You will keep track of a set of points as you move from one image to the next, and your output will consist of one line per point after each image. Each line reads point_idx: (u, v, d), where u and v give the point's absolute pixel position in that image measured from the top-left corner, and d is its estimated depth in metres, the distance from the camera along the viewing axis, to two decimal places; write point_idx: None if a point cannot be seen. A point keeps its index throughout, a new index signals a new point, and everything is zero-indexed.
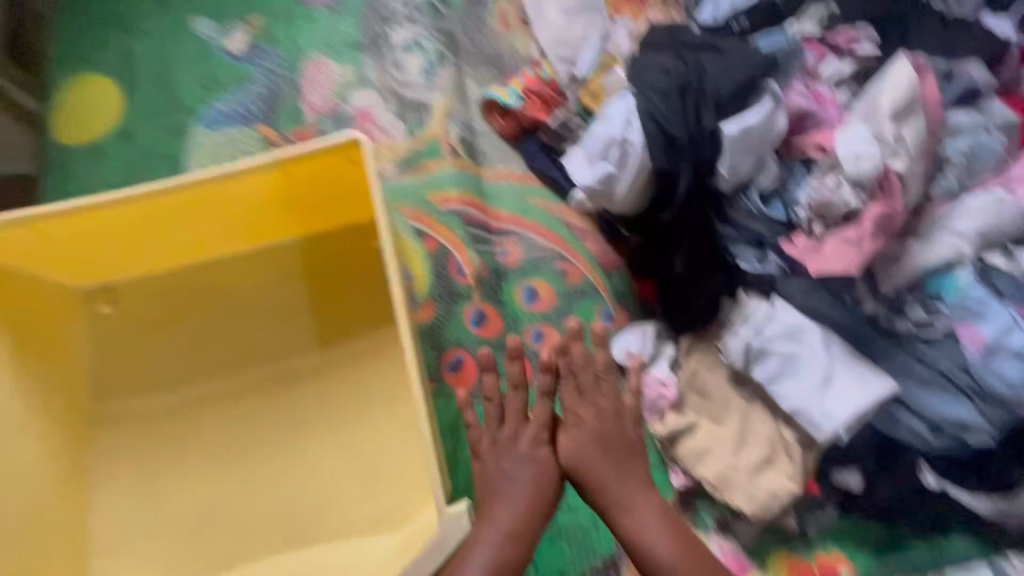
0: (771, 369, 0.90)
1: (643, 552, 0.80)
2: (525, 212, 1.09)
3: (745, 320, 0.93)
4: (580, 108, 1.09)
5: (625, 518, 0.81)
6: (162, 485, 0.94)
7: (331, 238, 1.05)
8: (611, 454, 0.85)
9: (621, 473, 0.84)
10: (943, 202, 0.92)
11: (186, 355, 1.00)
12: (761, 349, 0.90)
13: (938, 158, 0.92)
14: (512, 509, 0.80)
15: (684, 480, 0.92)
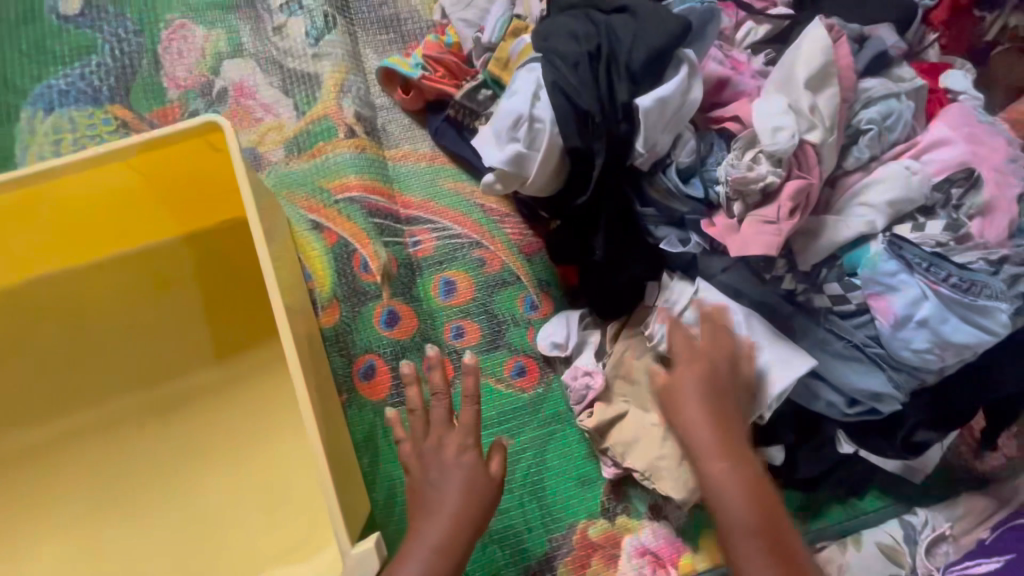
0: None
1: (717, 504, 0.61)
2: (438, 195, 0.91)
3: (667, 304, 0.76)
4: (486, 77, 0.86)
5: (710, 461, 0.62)
6: (26, 545, 0.73)
7: (215, 237, 0.82)
8: (721, 402, 0.66)
9: (726, 418, 0.65)
10: (902, 154, 0.73)
11: (28, 387, 0.78)
12: (683, 331, 0.74)
13: (899, 118, 0.72)
14: (444, 522, 0.62)
15: (614, 469, 0.81)
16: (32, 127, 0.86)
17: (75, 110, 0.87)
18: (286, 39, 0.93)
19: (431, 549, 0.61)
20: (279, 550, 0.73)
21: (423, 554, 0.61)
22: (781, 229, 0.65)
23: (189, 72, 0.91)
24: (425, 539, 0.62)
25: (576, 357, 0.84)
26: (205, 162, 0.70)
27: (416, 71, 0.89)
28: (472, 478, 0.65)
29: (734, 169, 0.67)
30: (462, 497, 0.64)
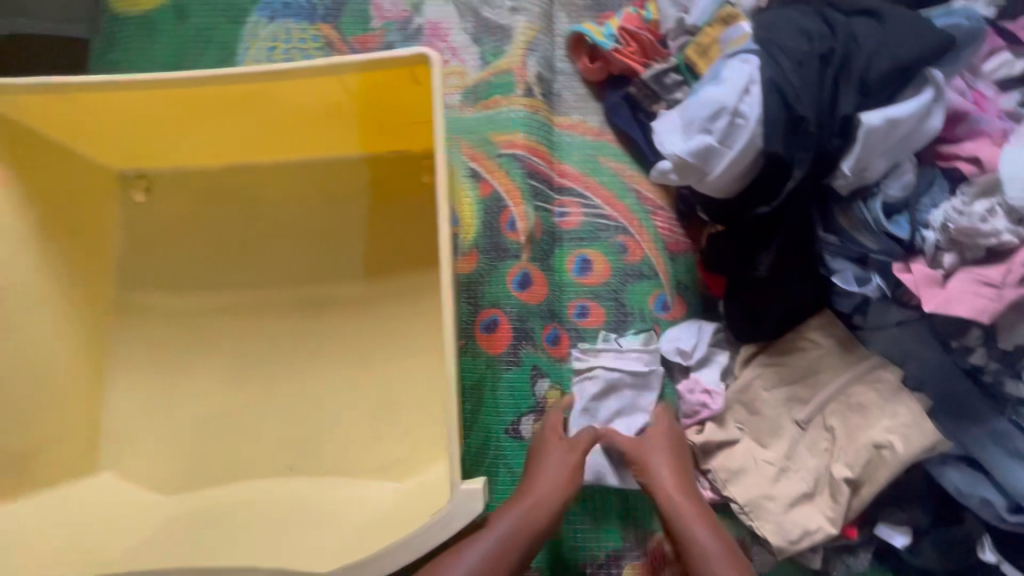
0: (602, 397, 0.80)
1: (687, 541, 0.66)
2: (594, 171, 0.89)
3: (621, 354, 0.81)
4: (681, 62, 0.84)
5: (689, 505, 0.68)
6: (178, 386, 0.85)
7: (385, 164, 0.90)
8: (685, 457, 0.74)
9: (680, 463, 0.73)
10: None
11: (203, 255, 0.89)
12: (618, 380, 0.80)
13: None
14: (549, 485, 0.68)
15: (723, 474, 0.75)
16: (255, 31, 0.95)
17: (293, 24, 0.95)
18: None
19: (533, 504, 0.66)
20: (385, 460, 0.81)
21: (518, 513, 0.65)
22: (1003, 295, 0.59)
23: (395, 5, 0.95)
24: (532, 498, 0.66)
25: (696, 370, 0.80)
26: (403, 91, 0.73)
27: (609, 42, 0.87)
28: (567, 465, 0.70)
29: (961, 217, 0.61)
30: (561, 469, 0.70)
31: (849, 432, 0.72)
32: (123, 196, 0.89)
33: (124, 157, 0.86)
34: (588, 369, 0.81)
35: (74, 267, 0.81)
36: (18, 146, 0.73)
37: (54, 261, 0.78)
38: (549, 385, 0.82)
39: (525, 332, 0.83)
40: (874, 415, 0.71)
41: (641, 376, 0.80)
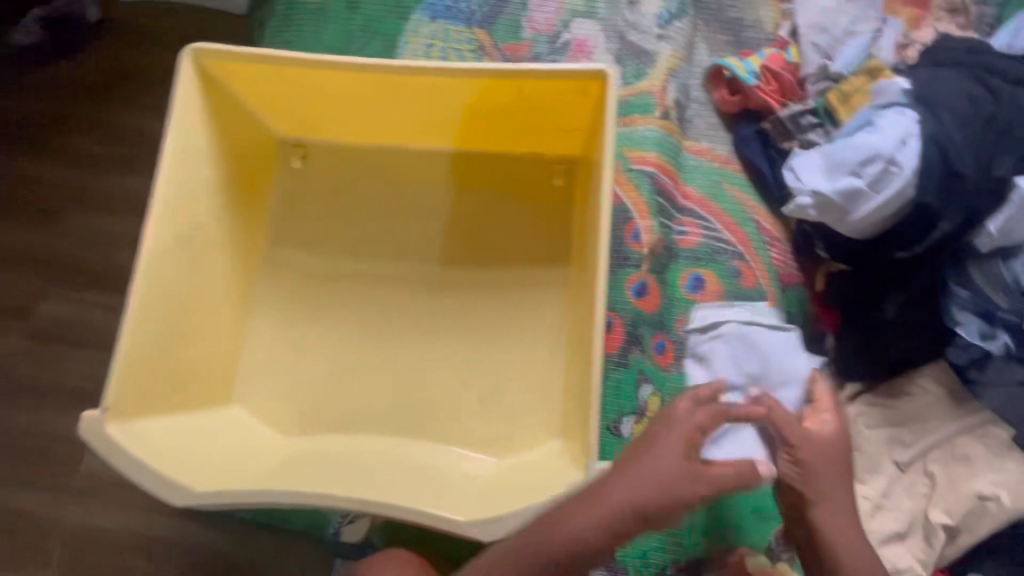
0: (726, 350, 0.87)
1: (842, 545, 0.70)
2: (716, 195, 0.94)
3: (754, 313, 0.87)
4: (820, 105, 0.88)
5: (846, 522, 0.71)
6: (309, 340, 0.93)
7: (521, 163, 0.96)
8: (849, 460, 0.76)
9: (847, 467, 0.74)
10: None
11: (345, 224, 0.97)
12: (746, 333, 0.86)
13: None
14: (625, 492, 0.63)
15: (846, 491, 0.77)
16: (416, 28, 1.03)
17: (451, 26, 1.03)
18: (637, 13, 1.00)
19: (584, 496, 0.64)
20: (491, 437, 0.87)
21: (565, 501, 0.64)
22: None
23: (546, 19, 1.03)
24: (589, 496, 0.64)
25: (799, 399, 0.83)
26: (569, 99, 0.80)
27: (751, 78, 0.92)
28: (667, 474, 0.64)
29: None
30: (648, 478, 0.64)
31: (949, 480, 0.75)
32: (282, 161, 0.98)
33: (292, 126, 0.95)
34: (717, 328, 0.87)
35: (240, 219, 0.90)
36: (221, 103, 0.83)
37: (227, 210, 0.87)
38: (651, 391, 0.86)
39: (636, 338, 0.88)
40: (976, 466, 0.74)
41: (781, 333, 0.86)
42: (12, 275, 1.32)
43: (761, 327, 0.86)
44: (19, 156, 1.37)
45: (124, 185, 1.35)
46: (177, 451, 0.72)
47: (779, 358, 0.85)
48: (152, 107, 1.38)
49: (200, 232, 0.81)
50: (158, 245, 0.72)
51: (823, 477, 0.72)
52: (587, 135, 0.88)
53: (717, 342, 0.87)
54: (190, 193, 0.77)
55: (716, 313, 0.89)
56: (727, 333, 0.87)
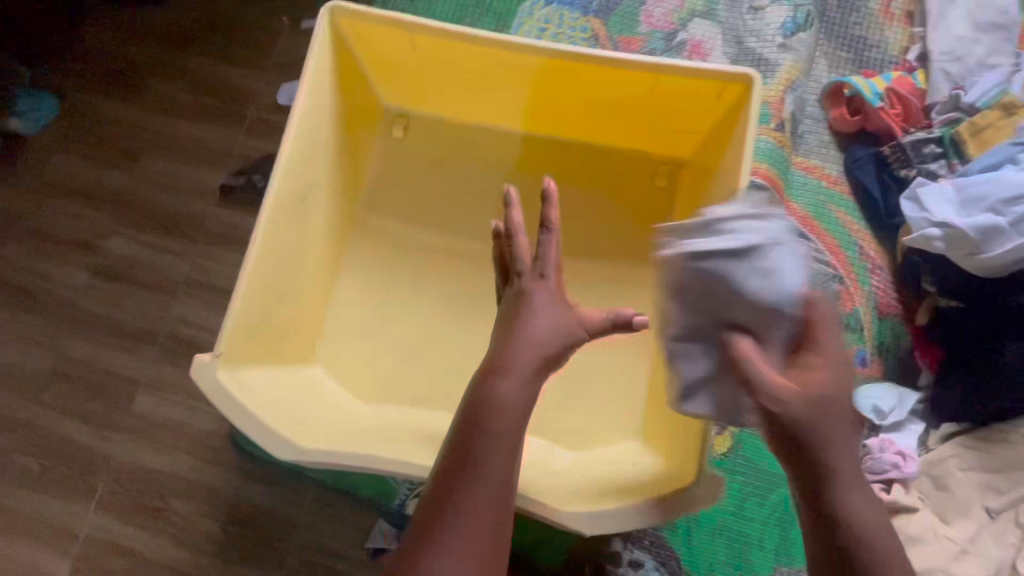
0: (692, 280, 0.56)
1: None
2: (820, 215, 0.92)
3: (739, 226, 0.56)
4: (946, 134, 0.86)
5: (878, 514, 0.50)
6: (393, 309, 0.93)
7: (623, 159, 0.95)
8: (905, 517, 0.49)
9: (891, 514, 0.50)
10: None
11: (439, 198, 0.97)
12: (716, 250, 0.55)
13: None
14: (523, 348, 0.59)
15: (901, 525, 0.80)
16: (531, 11, 1.02)
17: (566, 12, 1.02)
18: (760, 20, 0.98)
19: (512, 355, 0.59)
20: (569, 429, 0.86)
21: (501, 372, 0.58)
22: None
23: (664, 16, 1.01)
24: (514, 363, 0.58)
25: (888, 434, 0.83)
26: (698, 100, 0.79)
27: (877, 99, 0.90)
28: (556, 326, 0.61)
29: None
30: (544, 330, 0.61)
31: None
32: (384, 130, 0.99)
33: (402, 95, 0.96)
34: (685, 252, 0.56)
35: (342, 180, 0.90)
36: (343, 63, 0.84)
37: (335, 170, 0.87)
38: None
39: None
40: None
41: (755, 257, 0.55)
42: (81, 209, 1.31)
43: (730, 257, 0.55)
44: (100, 93, 1.37)
45: (201, 133, 1.34)
46: (274, 401, 0.73)
47: (748, 283, 0.54)
48: (237, 60, 1.37)
49: (312, 189, 0.81)
50: (281, 195, 0.73)
51: (842, 461, 0.50)
52: (701, 137, 0.86)
53: (681, 269, 0.56)
54: (310, 150, 0.77)
55: (692, 232, 0.57)
56: (693, 253, 0.56)
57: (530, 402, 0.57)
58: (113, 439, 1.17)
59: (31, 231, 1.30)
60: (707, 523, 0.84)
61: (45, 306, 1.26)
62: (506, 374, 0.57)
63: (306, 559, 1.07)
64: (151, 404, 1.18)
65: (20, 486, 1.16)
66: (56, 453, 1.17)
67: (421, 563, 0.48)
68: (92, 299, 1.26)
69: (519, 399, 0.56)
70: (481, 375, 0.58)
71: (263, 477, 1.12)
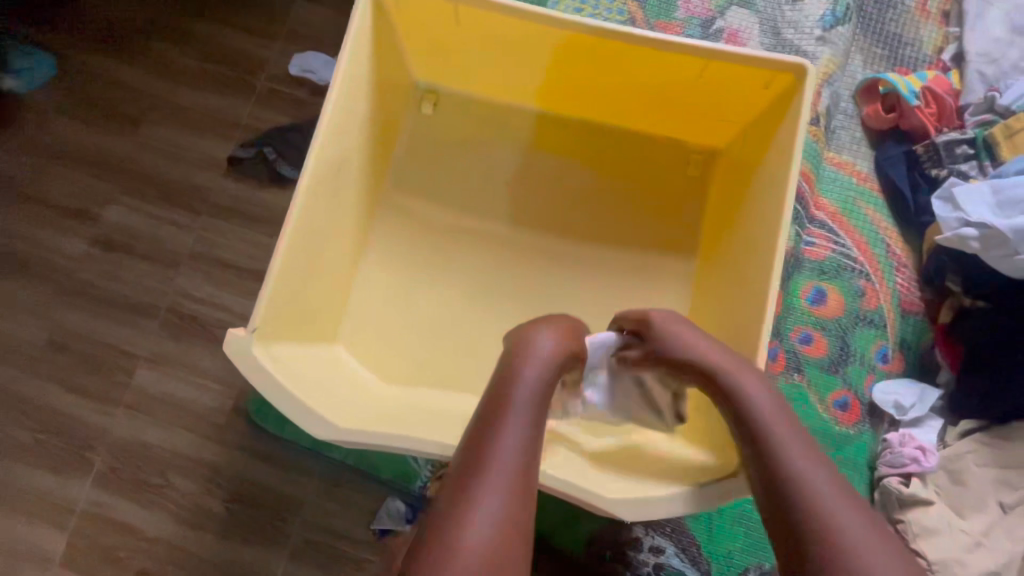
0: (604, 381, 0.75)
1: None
2: (850, 212, 0.93)
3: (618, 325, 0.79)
4: (980, 136, 0.87)
5: (810, 465, 0.51)
6: (417, 288, 0.91)
7: (656, 146, 0.94)
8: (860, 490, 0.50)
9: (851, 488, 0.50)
10: None
11: (466, 178, 0.95)
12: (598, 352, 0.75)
13: None
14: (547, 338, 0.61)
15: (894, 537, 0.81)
16: None
17: None
18: (798, 11, 0.97)
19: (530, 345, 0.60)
20: None
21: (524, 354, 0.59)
22: None
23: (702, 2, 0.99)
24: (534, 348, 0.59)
25: (908, 428, 0.84)
26: (742, 90, 0.79)
27: (913, 97, 0.90)
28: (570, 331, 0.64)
29: None
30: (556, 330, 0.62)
31: None
32: (413, 106, 0.96)
33: (434, 70, 0.93)
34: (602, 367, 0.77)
35: (371, 155, 0.88)
36: (381, 33, 0.81)
37: (366, 143, 0.84)
38: None
39: None
40: None
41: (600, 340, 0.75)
42: (79, 175, 1.26)
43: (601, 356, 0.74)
44: (101, 54, 1.31)
45: (208, 103, 1.28)
46: (302, 376, 0.70)
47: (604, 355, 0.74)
48: (247, 26, 1.32)
49: (344, 162, 0.78)
50: (319, 167, 0.70)
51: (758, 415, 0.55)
52: (739, 128, 0.86)
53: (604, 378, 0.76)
54: (345, 121, 0.75)
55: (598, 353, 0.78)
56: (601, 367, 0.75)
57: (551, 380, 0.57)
58: (113, 413, 1.14)
59: (25, 196, 1.25)
60: (727, 512, 0.85)
61: (40, 274, 1.21)
62: (521, 355, 0.59)
63: (311, 539, 1.06)
64: (153, 379, 1.15)
65: (14, 459, 1.12)
66: (53, 426, 1.13)
67: (453, 518, 0.48)
68: (92, 269, 1.21)
69: (533, 384, 0.56)
70: (502, 358, 0.60)
71: (267, 456, 1.10)
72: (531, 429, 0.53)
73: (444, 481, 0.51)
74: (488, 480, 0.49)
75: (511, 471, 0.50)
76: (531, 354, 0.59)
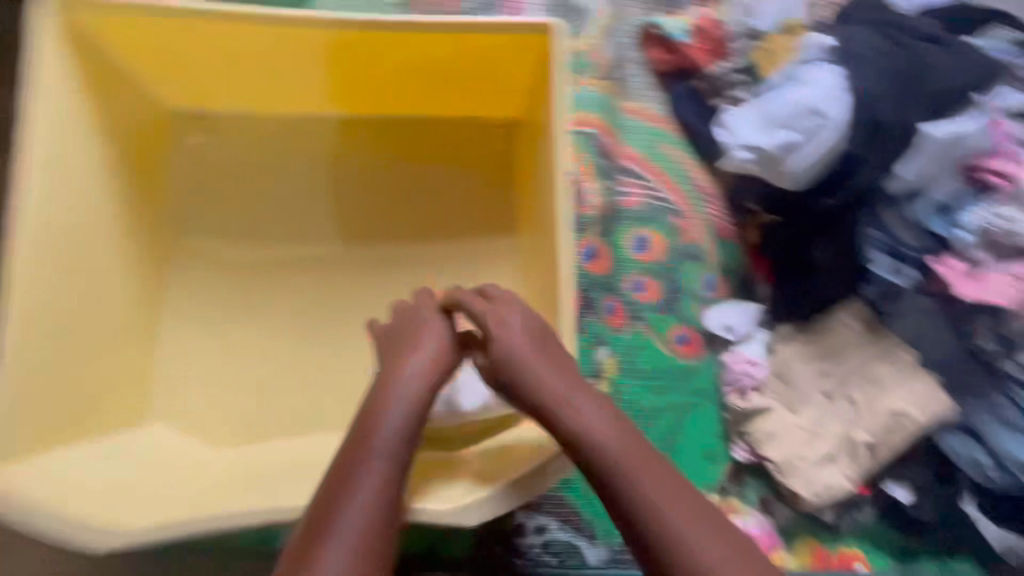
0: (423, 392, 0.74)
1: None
2: (655, 155, 0.95)
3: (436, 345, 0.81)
4: (748, 64, 0.91)
5: (666, 497, 0.55)
6: (234, 335, 0.84)
7: (455, 128, 0.91)
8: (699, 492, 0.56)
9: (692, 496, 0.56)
10: None
11: (260, 204, 0.88)
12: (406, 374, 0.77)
13: None
14: (415, 361, 0.61)
15: (747, 455, 0.87)
16: None
17: None
18: None
19: (398, 374, 0.60)
20: None
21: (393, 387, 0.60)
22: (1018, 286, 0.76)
23: None
24: (402, 377, 0.60)
25: (738, 346, 0.90)
26: (505, 60, 0.78)
27: (681, 36, 0.94)
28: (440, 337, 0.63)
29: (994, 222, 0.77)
30: (427, 343, 0.62)
31: (868, 402, 0.83)
32: (179, 136, 0.87)
33: (189, 95, 0.84)
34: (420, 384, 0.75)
35: (129, 206, 0.78)
36: (98, 69, 0.72)
37: (112, 195, 0.75)
38: (607, 353, 0.89)
39: (588, 302, 0.90)
40: (888, 387, 0.83)
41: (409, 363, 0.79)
42: None
43: None
44: None
45: None
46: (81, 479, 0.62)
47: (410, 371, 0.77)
48: None
49: (80, 229, 0.69)
50: (33, 244, 0.62)
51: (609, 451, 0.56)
52: (523, 96, 0.85)
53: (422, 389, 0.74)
54: (67, 184, 0.66)
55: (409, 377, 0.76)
56: None
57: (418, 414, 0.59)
58: None
59: None
60: None
61: None
62: (390, 390, 0.60)
63: None
64: None
65: None
66: None
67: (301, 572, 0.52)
68: None
69: (396, 421, 0.58)
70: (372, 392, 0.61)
71: None
72: (387, 479, 0.56)
73: (297, 537, 0.55)
74: (337, 536, 0.53)
75: (366, 516, 0.54)
76: (400, 388, 0.60)
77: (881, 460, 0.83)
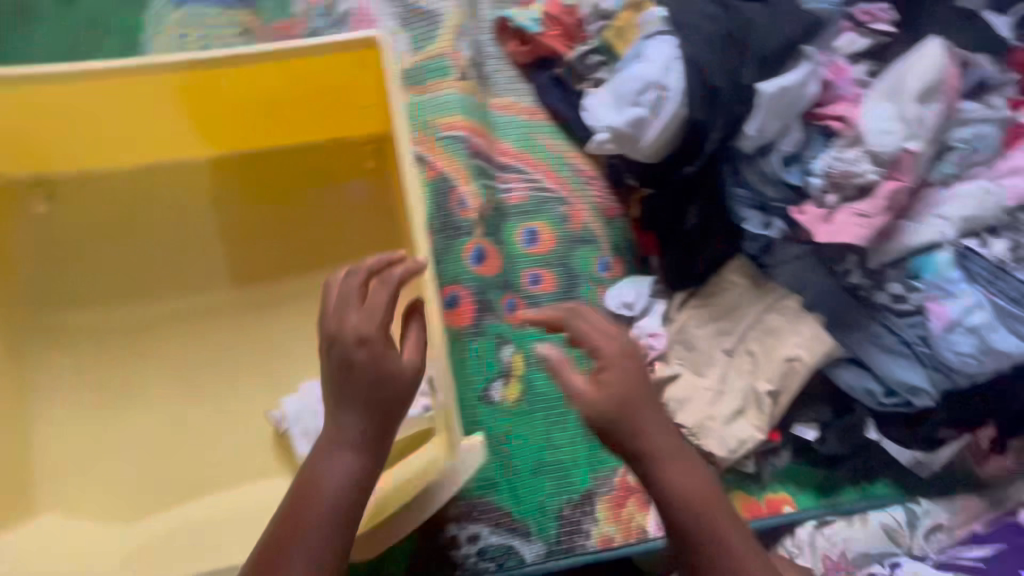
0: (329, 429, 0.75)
1: None
2: (531, 147, 0.95)
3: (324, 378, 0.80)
4: (601, 44, 0.92)
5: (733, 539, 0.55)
6: (121, 404, 0.80)
7: (322, 152, 0.88)
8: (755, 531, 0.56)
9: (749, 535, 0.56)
10: (936, 188, 0.82)
11: (124, 263, 0.85)
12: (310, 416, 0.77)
13: (940, 146, 0.82)
14: (358, 413, 0.53)
15: None
16: (161, 18, 0.89)
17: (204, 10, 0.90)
18: None
19: (341, 432, 0.53)
20: None
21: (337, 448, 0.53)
22: (871, 222, 0.77)
23: None
24: (346, 436, 0.53)
25: (639, 319, 0.91)
26: (341, 76, 0.76)
27: (534, 25, 0.94)
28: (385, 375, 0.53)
29: (838, 162, 0.79)
30: (373, 387, 0.53)
31: (766, 353, 0.86)
32: (26, 207, 0.83)
33: (28, 163, 0.81)
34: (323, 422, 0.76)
35: None
36: None
37: None
38: (513, 350, 0.89)
39: (486, 303, 0.89)
40: (781, 335, 0.85)
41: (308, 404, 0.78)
42: None
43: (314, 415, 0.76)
44: None
45: None
46: None
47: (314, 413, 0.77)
48: None
49: None
50: None
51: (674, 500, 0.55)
52: (377, 109, 0.83)
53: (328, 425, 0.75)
54: None
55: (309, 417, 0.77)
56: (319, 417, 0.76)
57: (363, 478, 0.54)
58: None
59: None
60: (525, 469, 0.86)
61: None
62: (333, 453, 0.53)
63: None
64: None
65: None
66: None
67: None
68: None
69: (338, 488, 0.52)
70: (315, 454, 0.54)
71: None
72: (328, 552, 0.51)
73: None
74: None
75: None
76: (344, 450, 0.53)
77: (786, 405, 0.85)
